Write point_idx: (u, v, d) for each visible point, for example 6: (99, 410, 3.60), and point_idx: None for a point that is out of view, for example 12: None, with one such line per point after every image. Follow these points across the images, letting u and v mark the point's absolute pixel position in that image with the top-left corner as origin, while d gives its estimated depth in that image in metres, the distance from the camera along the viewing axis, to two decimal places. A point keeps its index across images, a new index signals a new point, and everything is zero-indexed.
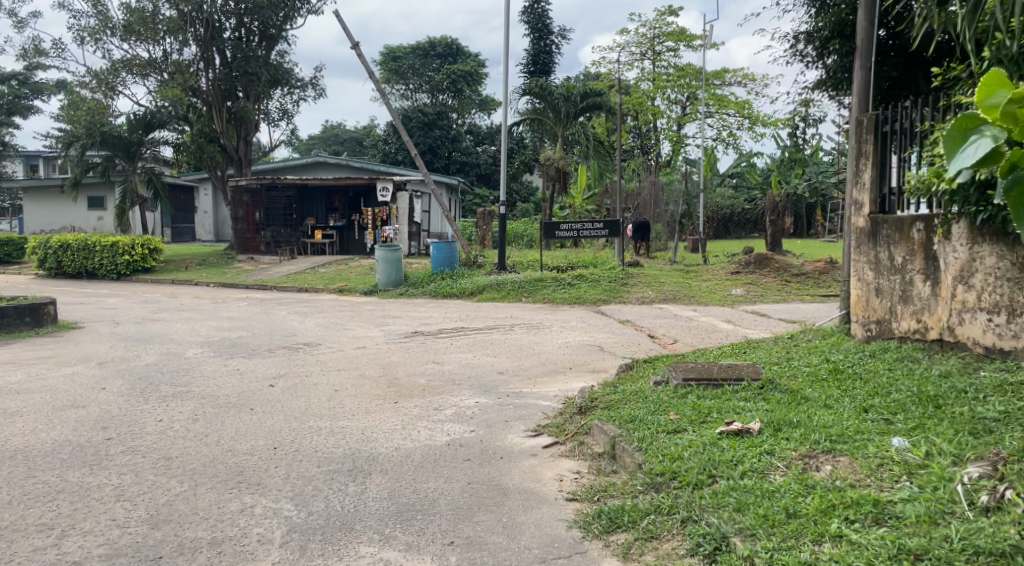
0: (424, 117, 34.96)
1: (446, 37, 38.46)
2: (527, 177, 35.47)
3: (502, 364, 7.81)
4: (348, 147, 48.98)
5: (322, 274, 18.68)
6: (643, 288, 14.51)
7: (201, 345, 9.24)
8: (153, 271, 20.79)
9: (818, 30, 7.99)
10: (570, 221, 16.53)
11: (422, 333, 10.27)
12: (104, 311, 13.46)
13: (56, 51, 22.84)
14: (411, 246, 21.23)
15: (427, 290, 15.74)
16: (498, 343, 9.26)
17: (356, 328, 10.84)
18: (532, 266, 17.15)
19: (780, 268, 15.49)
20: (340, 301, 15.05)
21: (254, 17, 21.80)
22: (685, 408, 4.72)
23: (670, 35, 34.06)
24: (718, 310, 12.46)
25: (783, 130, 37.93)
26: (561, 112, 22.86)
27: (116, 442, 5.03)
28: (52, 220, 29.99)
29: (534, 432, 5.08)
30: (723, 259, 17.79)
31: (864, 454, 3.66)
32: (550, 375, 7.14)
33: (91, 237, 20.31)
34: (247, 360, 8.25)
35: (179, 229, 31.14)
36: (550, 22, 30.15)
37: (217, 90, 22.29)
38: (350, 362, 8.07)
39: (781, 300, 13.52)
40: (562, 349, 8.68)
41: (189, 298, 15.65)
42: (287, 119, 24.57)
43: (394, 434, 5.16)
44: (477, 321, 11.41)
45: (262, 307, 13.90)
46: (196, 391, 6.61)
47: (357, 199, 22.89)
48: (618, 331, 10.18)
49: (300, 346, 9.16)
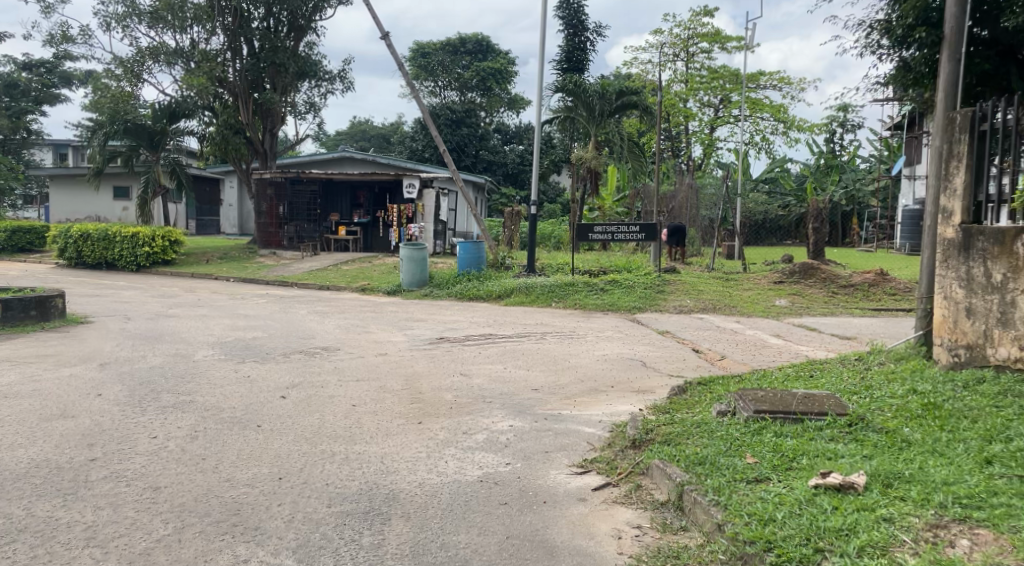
0: (452, 115, 34.41)
1: (478, 34, 37.84)
2: (554, 177, 34.72)
3: (536, 379, 7.10)
4: (375, 142, 48.56)
5: (345, 271, 18.09)
6: (681, 296, 13.71)
7: (212, 347, 8.61)
8: (174, 264, 20.33)
9: (901, 18, 7.06)
10: (604, 224, 15.71)
11: (448, 339, 9.58)
12: (118, 305, 12.94)
13: (83, 38, 22.53)
14: (436, 245, 20.58)
15: (451, 292, 15.05)
16: (532, 354, 8.53)
17: (377, 331, 10.20)
18: (562, 270, 16.40)
19: (826, 279, 14.58)
20: (362, 300, 14.42)
21: (283, 7, 21.35)
22: (763, 450, 3.97)
23: (705, 36, 33.20)
24: (764, 323, 11.64)
25: (819, 135, 36.91)
26: (595, 110, 21.93)
27: (99, 465, 4.37)
28: (76, 209, 29.77)
29: (581, 468, 4.35)
30: (763, 267, 16.97)
31: (1011, 529, 2.92)
32: (591, 395, 6.41)
33: (111, 227, 19.90)
34: (258, 365, 7.61)
35: (204, 222, 30.77)
36: (585, 17, 29.37)
37: (245, 81, 21.95)
38: (370, 372, 7.39)
39: (829, 314, 12.64)
40: (601, 363, 7.92)
41: (206, 294, 15.08)
42: (313, 112, 24.06)
43: (418, 464, 4.48)
44: (506, 327, 10.68)
45: (280, 305, 13.31)
46: (199, 402, 5.96)
47: (383, 195, 22.25)
48: (658, 343, 9.40)
49: (317, 351, 8.50)
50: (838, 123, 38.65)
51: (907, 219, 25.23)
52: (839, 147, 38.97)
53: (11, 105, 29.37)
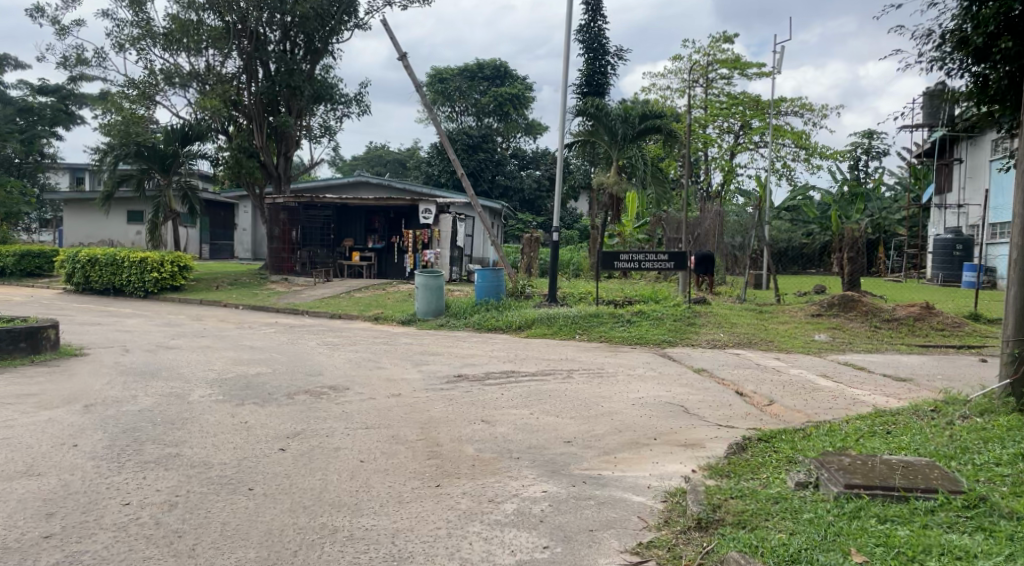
0: (469, 140, 34.01)
1: (496, 60, 37.38)
2: (572, 203, 34.16)
3: (569, 428, 6.31)
4: (391, 168, 48.39)
5: (358, 299, 17.41)
6: (713, 329, 12.89)
7: (210, 386, 7.89)
8: (182, 290, 19.69)
9: (979, 26, 6.32)
10: (631, 251, 14.93)
11: (467, 377, 8.81)
12: (119, 334, 12.30)
13: (97, 60, 22.25)
14: (453, 272, 19.93)
15: (469, 322, 14.31)
16: (560, 396, 7.74)
17: (391, 367, 9.44)
18: (585, 299, 15.61)
19: (868, 312, 13.67)
20: (374, 330, 13.70)
21: (300, 30, 20.94)
22: (870, 545, 3.20)
23: (725, 62, 32.65)
24: (807, 361, 10.80)
25: (841, 162, 36.22)
26: (618, 135, 21.38)
27: (53, 546, 3.63)
28: (90, 234, 29.37)
29: (636, 557, 3.58)
30: (796, 298, 16.15)
31: None
32: (633, 452, 5.63)
33: (120, 252, 19.36)
34: (259, 409, 6.85)
35: (217, 246, 30.43)
36: (606, 41, 28.90)
37: (259, 104, 21.49)
38: (382, 418, 6.62)
39: (875, 350, 11.82)
40: (638, 409, 7.11)
41: (213, 322, 14.42)
42: (329, 136, 23.59)
43: (437, 547, 3.71)
44: (530, 363, 9.90)
45: (289, 336, 12.60)
46: (186, 457, 5.21)
47: (398, 221, 21.52)
48: (698, 384, 8.57)
49: (325, 391, 7.73)
50: (863, 149, 37.98)
51: (939, 248, 24.38)
52: (862, 175, 38.32)
53: (26, 129, 29.11)
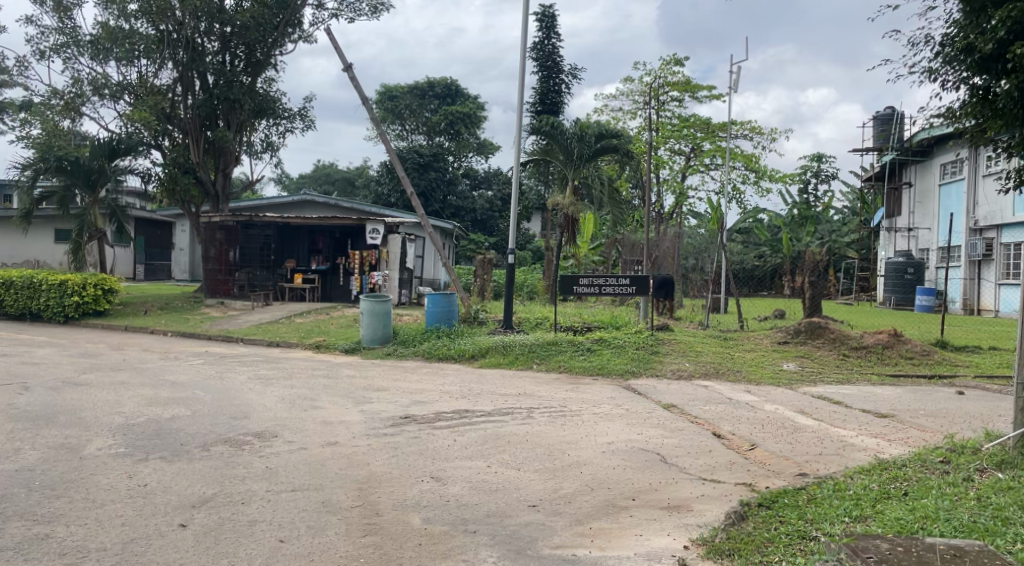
0: (419, 159, 32.95)
1: (447, 77, 36.42)
2: (524, 223, 33.50)
3: (532, 487, 5.40)
4: (339, 187, 47.17)
5: (298, 325, 16.27)
6: (678, 358, 12.15)
7: (113, 435, 6.77)
8: (107, 314, 18.22)
9: (991, 30, 5.82)
10: (591, 276, 14.12)
11: (414, 419, 7.82)
12: (24, 368, 10.97)
13: (19, 69, 20.80)
14: (402, 296, 18.94)
15: (418, 351, 13.31)
16: (520, 442, 6.83)
17: (329, 407, 8.39)
18: (541, 326, 14.73)
19: (835, 339, 13.10)
20: (314, 361, 12.58)
21: (241, 40, 19.80)
22: None
23: (675, 85, 32.52)
24: (781, 394, 10.08)
25: (791, 186, 36.42)
26: (573, 153, 20.51)
27: None
28: (13, 253, 27.47)
29: None
30: (759, 324, 15.51)
31: None
32: (613, 519, 4.76)
33: (37, 274, 17.85)
34: (166, 466, 5.80)
35: (153, 267, 28.85)
36: (560, 59, 28.43)
37: (196, 118, 20.24)
38: (314, 476, 5.61)
39: (845, 381, 11.20)
40: (610, 458, 6.25)
41: (135, 352, 13.14)
42: (271, 152, 22.44)
43: None
44: (484, 400, 8.95)
45: (218, 368, 11.43)
46: (56, 543, 4.19)
47: (344, 241, 20.35)
48: (670, 426, 7.73)
49: (249, 440, 6.68)
50: (812, 173, 38.28)
51: (890, 271, 24.27)
52: (811, 198, 38.59)
53: None
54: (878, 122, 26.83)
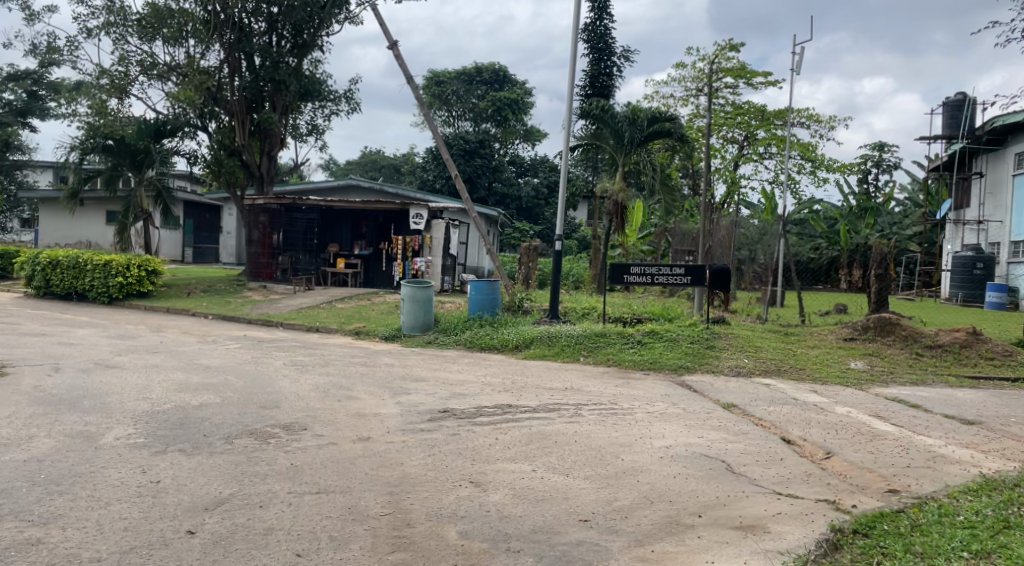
0: (465, 145, 32.64)
1: (495, 63, 35.79)
2: (570, 212, 32.85)
3: (585, 498, 4.77)
4: (384, 173, 47.05)
5: (339, 310, 15.90)
6: (736, 354, 11.37)
7: (135, 423, 6.35)
8: (150, 296, 18.09)
9: None
10: (643, 264, 13.33)
11: (453, 414, 7.25)
12: (59, 348, 10.72)
13: (70, 49, 20.83)
14: (444, 283, 18.44)
15: (459, 340, 12.76)
16: (569, 443, 6.21)
17: (364, 398, 7.87)
18: (589, 316, 14.06)
19: (908, 337, 12.14)
20: (353, 348, 12.11)
21: (287, 20, 19.40)
22: None
23: (730, 70, 31.39)
24: (850, 396, 9.26)
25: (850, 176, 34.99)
26: (624, 138, 19.44)
27: None
28: (66, 234, 27.81)
29: None
30: (821, 320, 14.58)
31: None
32: (677, 541, 4.12)
33: (83, 254, 17.80)
34: (185, 460, 5.32)
35: (200, 250, 28.99)
36: (612, 41, 27.50)
37: (243, 100, 19.84)
38: (342, 477, 5.07)
39: (919, 383, 10.32)
40: (669, 466, 5.59)
41: (173, 335, 12.88)
42: (317, 134, 22.08)
43: None
44: (530, 395, 8.33)
45: (254, 353, 11.05)
46: (47, 550, 3.74)
47: (387, 225, 19.84)
48: (734, 429, 7.00)
49: (277, 433, 6.18)
50: (873, 163, 36.72)
51: (958, 266, 22.90)
52: (872, 189, 37.07)
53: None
54: (949, 108, 25.35)
